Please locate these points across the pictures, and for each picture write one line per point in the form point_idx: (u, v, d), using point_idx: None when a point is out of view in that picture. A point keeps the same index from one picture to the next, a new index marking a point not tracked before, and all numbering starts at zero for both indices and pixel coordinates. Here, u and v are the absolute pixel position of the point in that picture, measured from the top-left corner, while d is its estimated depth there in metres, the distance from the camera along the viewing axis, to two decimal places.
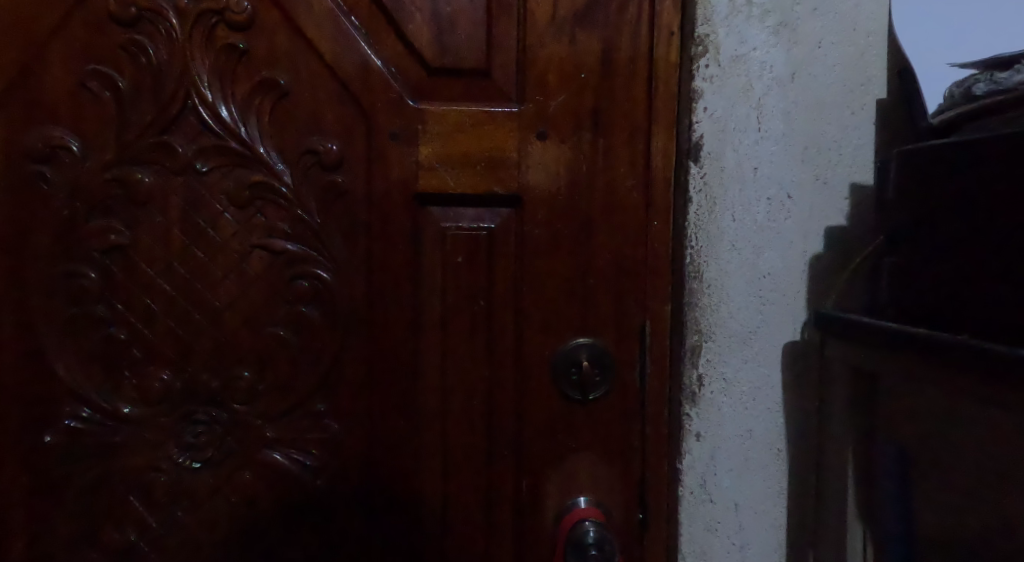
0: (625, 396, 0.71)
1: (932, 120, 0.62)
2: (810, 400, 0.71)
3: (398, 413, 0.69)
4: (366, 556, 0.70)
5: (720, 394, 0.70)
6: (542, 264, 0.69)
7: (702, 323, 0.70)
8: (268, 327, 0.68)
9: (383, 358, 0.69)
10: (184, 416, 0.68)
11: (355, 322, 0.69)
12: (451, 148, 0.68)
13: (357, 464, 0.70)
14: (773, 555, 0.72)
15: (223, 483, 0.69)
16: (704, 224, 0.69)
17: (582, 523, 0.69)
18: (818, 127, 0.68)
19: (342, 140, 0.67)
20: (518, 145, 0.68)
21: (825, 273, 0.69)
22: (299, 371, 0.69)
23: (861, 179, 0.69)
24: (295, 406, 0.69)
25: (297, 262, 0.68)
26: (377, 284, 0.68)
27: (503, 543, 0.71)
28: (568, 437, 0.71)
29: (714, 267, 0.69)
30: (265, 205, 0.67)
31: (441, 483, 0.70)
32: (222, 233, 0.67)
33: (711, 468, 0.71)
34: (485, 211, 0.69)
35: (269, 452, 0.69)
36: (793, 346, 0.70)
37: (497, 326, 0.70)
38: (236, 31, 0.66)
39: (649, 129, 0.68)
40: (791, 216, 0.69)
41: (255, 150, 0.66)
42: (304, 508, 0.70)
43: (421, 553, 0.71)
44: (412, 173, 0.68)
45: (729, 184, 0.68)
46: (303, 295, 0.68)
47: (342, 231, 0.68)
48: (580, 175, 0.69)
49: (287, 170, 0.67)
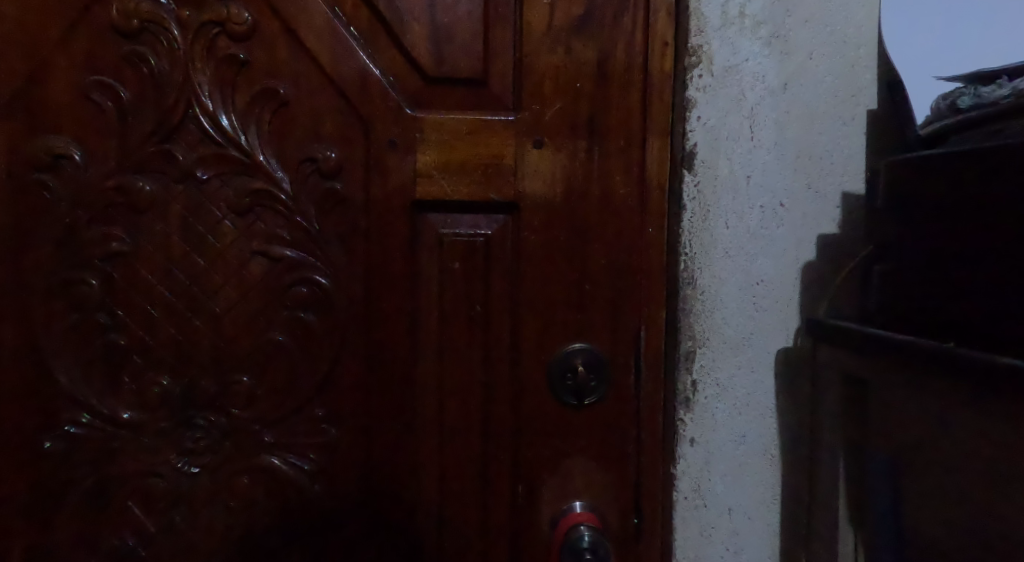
0: (620, 401, 0.72)
1: (921, 131, 0.63)
2: (804, 406, 0.72)
3: (396, 418, 0.70)
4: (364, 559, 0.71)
5: (714, 399, 0.72)
6: (539, 270, 0.70)
7: (696, 329, 0.71)
8: (267, 333, 0.69)
9: (382, 363, 0.70)
10: (183, 421, 0.69)
11: (354, 327, 0.69)
12: (448, 156, 0.69)
13: (355, 468, 0.70)
14: (767, 559, 0.73)
15: (222, 487, 0.70)
16: (698, 232, 0.70)
17: (577, 528, 0.69)
18: (811, 136, 0.69)
19: (341, 147, 0.68)
20: (515, 152, 0.69)
21: (818, 280, 0.70)
22: (298, 376, 0.69)
23: (852, 187, 0.70)
24: (294, 411, 0.69)
25: (296, 268, 0.68)
26: (375, 289, 0.69)
27: (500, 546, 0.72)
28: (564, 442, 0.72)
29: (707, 274, 0.70)
30: (264, 212, 0.68)
31: (439, 487, 0.71)
32: (223, 240, 0.68)
33: (705, 472, 0.72)
34: (482, 217, 0.70)
35: (268, 456, 0.70)
36: (785, 352, 0.71)
37: (495, 333, 0.70)
38: (237, 41, 0.66)
39: (643, 137, 0.69)
40: (784, 224, 0.70)
41: (255, 158, 0.67)
42: (302, 511, 0.70)
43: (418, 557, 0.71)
44: (410, 181, 0.69)
45: (723, 192, 0.70)
46: (302, 301, 0.69)
47: (340, 238, 0.69)
48: (576, 182, 0.70)
49: (287, 177, 0.68)
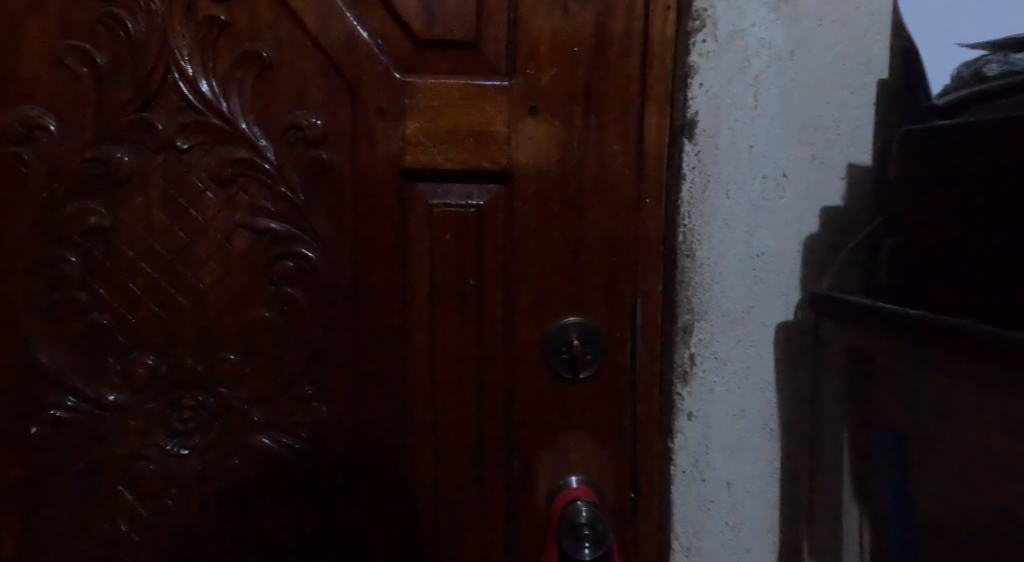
0: (616, 375, 0.70)
1: (937, 100, 0.61)
2: (805, 379, 0.72)
3: (389, 395, 0.69)
4: (358, 537, 0.70)
5: (711, 373, 0.71)
6: (535, 242, 0.68)
7: (694, 302, 0.70)
8: (253, 309, 0.67)
9: (373, 339, 0.68)
10: (170, 402, 0.67)
11: (344, 302, 0.68)
12: (439, 123, 0.66)
13: (346, 446, 0.69)
14: (765, 532, 0.74)
15: (211, 468, 0.68)
16: (698, 203, 0.68)
17: (575, 503, 0.68)
18: (817, 105, 0.67)
19: (327, 114, 0.65)
20: (508, 119, 0.67)
21: (822, 254, 0.69)
22: (287, 352, 0.68)
23: (859, 159, 0.68)
24: (283, 388, 0.68)
25: (282, 240, 0.66)
26: (364, 262, 0.67)
27: (495, 521, 0.71)
28: (559, 416, 0.71)
29: (707, 246, 0.69)
30: (248, 182, 0.65)
31: (432, 464, 0.70)
32: (205, 213, 0.66)
33: (703, 448, 0.73)
34: (473, 186, 0.68)
35: (258, 437, 0.68)
36: (786, 327, 0.71)
37: (489, 307, 0.69)
38: (217, 2, 0.63)
39: (642, 103, 0.67)
40: (787, 195, 0.68)
41: (237, 125, 0.64)
42: (294, 490, 0.69)
43: (413, 534, 0.71)
44: (399, 149, 0.66)
45: (724, 161, 0.68)
46: (289, 276, 0.67)
47: (327, 209, 0.66)
48: (571, 151, 0.67)
49: (271, 146, 0.65)
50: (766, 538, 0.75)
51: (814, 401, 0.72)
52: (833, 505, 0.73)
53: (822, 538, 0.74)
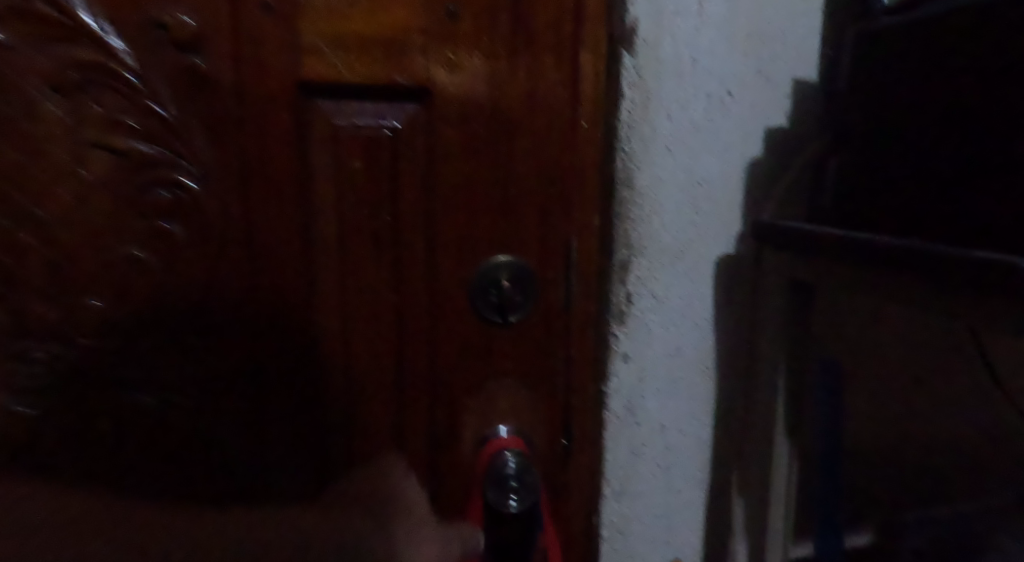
0: (549, 318, 0.64)
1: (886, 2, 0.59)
2: (742, 314, 0.70)
3: (294, 347, 0.60)
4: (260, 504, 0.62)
5: (649, 312, 0.67)
6: (456, 170, 0.59)
7: (633, 236, 0.65)
8: (118, 249, 0.56)
9: (270, 283, 0.59)
10: (12, 356, 0.56)
11: (233, 241, 0.57)
12: (341, 27, 0.56)
13: (242, 404, 0.60)
14: (697, 471, 0.74)
15: (69, 433, 0.58)
16: (637, 124, 0.62)
17: (502, 453, 0.61)
18: (761, 15, 0.63)
19: (200, 11, 0.54)
20: (423, 24, 0.57)
21: (764, 178, 0.66)
22: (163, 299, 0.57)
23: (803, 74, 0.66)
24: (162, 339, 0.58)
25: (150, 164, 0.55)
26: (255, 192, 0.57)
27: (414, 482, 0.64)
28: (486, 365, 0.64)
29: (646, 173, 0.63)
30: (102, 93, 0.53)
31: (344, 420, 0.62)
32: (41, 126, 0.53)
33: (638, 392, 0.69)
34: (385, 105, 0.58)
35: (131, 396, 0.58)
36: (726, 259, 0.68)
37: (406, 246, 0.60)
38: None
39: (578, 9, 0.58)
40: (732, 117, 0.64)
41: (74, 15, 0.52)
42: (178, 455, 0.60)
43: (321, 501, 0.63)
44: (293, 58, 0.56)
45: (665, 77, 0.61)
46: (164, 209, 0.56)
47: (206, 127, 0.55)
48: (498, 63, 0.58)
49: (128, 48, 0.53)
50: (697, 477, 0.74)
51: (751, 338, 0.71)
52: (767, 443, 0.72)
53: (753, 473, 0.73)
